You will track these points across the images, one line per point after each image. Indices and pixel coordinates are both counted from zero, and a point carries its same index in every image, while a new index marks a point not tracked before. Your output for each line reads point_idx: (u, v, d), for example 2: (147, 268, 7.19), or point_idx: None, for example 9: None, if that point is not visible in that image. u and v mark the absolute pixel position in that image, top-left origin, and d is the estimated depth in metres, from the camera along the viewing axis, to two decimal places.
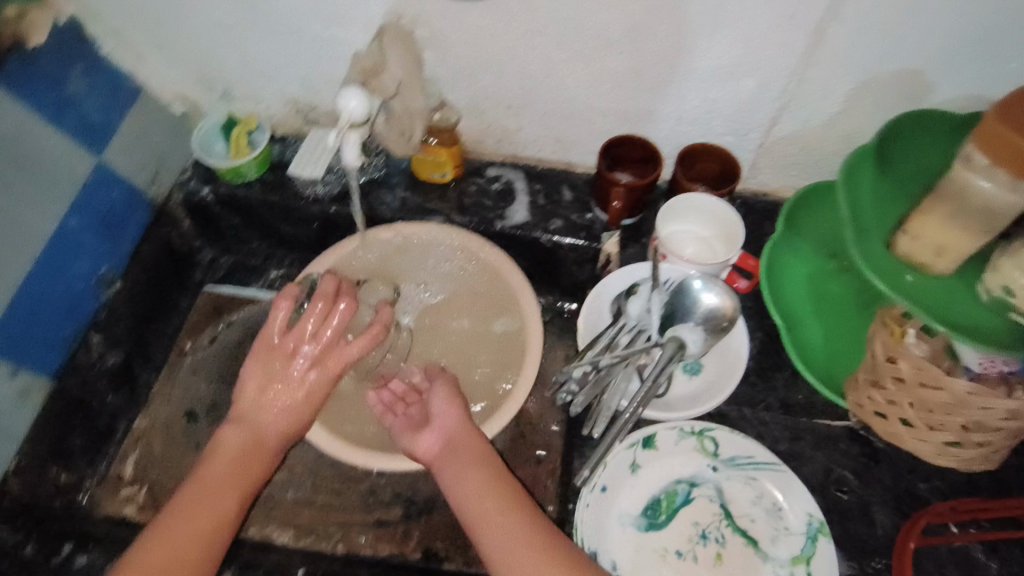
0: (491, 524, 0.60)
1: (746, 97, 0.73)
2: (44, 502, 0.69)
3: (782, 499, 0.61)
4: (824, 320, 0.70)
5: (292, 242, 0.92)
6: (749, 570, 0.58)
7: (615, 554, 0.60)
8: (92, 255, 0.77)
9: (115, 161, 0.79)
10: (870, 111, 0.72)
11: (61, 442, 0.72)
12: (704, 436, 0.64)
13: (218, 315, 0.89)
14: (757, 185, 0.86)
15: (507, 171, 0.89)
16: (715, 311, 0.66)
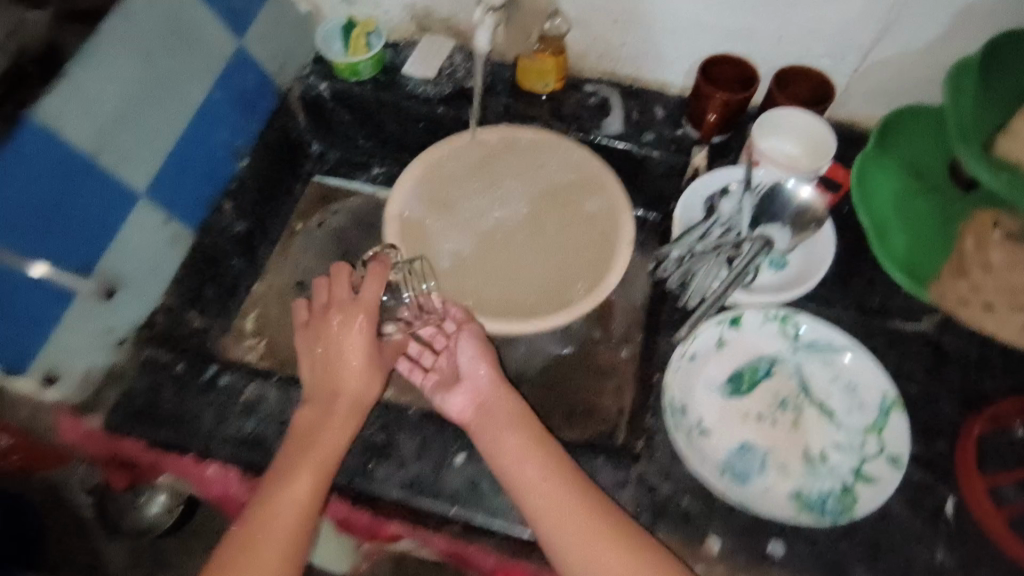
0: (556, 519, 0.59)
1: (850, 18, 0.77)
2: (182, 338, 0.78)
3: (858, 379, 0.66)
4: (908, 228, 0.72)
5: (396, 142, 0.99)
6: (823, 436, 0.64)
7: (701, 412, 0.66)
8: (229, 130, 0.84)
9: (252, 49, 0.85)
10: (969, 37, 0.75)
11: (197, 290, 0.81)
12: (787, 322, 0.69)
13: (327, 202, 0.98)
14: (845, 115, 0.90)
15: (603, 86, 0.94)
16: (807, 208, 0.71)
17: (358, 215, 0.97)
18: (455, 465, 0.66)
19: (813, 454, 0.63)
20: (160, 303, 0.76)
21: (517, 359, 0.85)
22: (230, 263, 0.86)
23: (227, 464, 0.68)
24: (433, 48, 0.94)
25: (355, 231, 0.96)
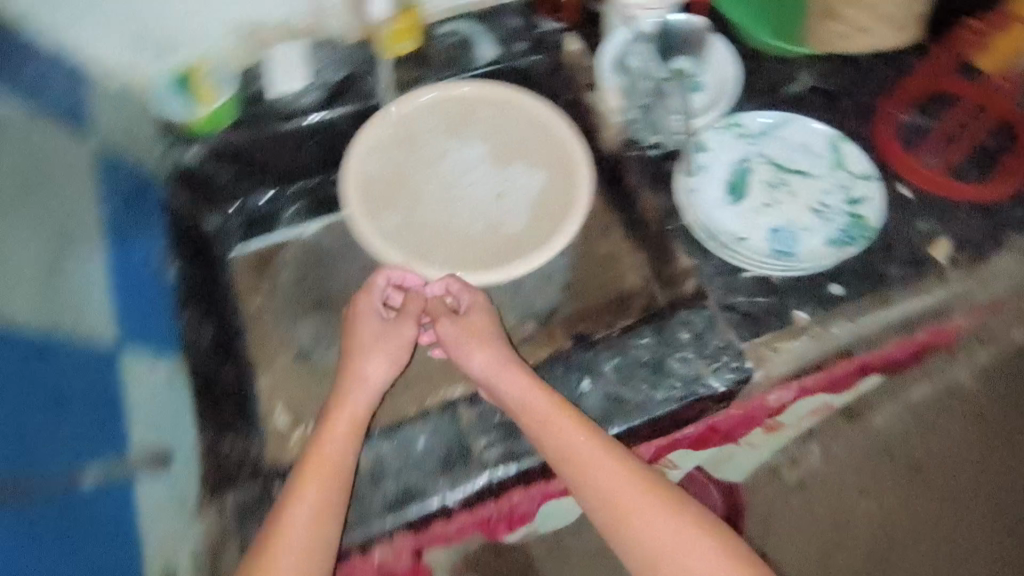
0: (342, 449, 0.71)
1: (747, 156, 0.91)
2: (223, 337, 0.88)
3: (827, 219, 0.86)
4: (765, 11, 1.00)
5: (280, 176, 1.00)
6: (825, 221, 0.85)
7: (741, 226, 0.86)
8: (145, 247, 0.83)
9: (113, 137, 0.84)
10: (794, 164, 0.90)
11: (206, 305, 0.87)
12: (818, 201, 0.87)
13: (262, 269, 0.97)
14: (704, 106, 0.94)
15: (456, 23, 1.04)
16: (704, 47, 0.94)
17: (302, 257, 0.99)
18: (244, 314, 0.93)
19: (816, 201, 0.87)
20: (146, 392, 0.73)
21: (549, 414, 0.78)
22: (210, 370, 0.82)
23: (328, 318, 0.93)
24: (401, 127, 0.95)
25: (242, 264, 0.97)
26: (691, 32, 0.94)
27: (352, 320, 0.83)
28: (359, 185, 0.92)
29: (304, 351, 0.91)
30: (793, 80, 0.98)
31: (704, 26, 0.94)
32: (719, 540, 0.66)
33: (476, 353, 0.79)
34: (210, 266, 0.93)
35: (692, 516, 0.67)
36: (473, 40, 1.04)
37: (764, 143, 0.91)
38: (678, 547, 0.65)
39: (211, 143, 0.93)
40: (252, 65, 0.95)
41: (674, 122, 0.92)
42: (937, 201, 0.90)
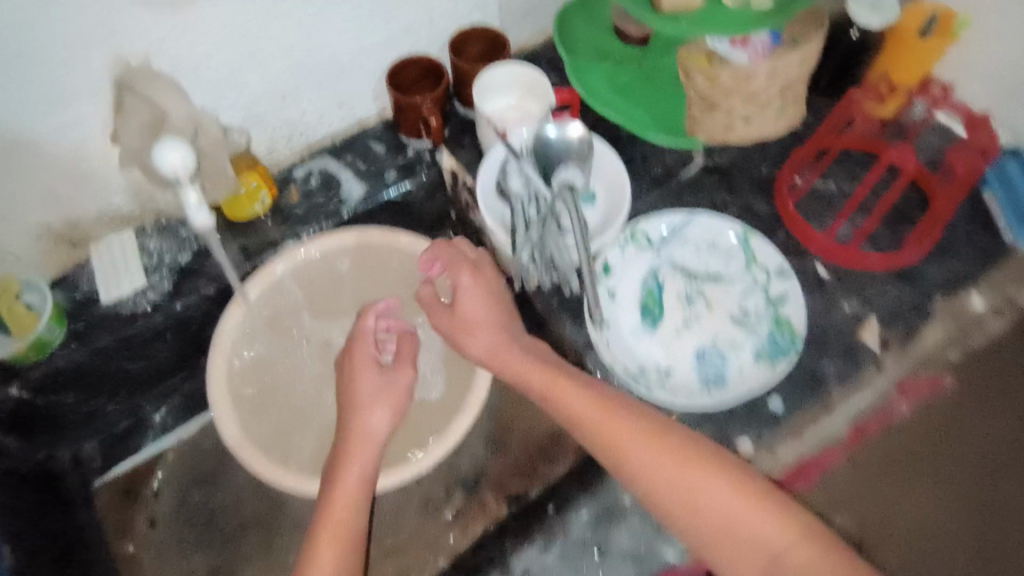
0: (352, 517, 0.69)
1: (655, 269, 0.83)
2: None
3: (750, 329, 0.79)
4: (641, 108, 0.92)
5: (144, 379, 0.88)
6: (747, 334, 0.79)
7: (660, 356, 0.78)
8: None
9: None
10: (706, 269, 0.83)
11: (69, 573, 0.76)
12: (736, 310, 0.80)
13: (135, 495, 0.86)
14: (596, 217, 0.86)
15: (312, 164, 0.94)
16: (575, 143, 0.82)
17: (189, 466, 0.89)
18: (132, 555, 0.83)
19: (735, 310, 0.80)
20: None
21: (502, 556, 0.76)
22: None
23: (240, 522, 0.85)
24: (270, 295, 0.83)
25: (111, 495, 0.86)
26: (571, 149, 0.83)
27: (350, 373, 0.76)
28: (230, 380, 0.78)
29: None
30: (683, 170, 0.93)
31: (584, 140, 0.82)
32: (785, 510, 0.57)
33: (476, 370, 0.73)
34: (68, 515, 0.81)
35: (777, 509, 0.58)
36: (336, 180, 0.94)
37: (670, 249, 0.84)
38: (756, 529, 0.57)
39: (39, 375, 0.80)
40: (72, 272, 0.83)
41: (569, 257, 0.81)
42: (853, 277, 0.84)
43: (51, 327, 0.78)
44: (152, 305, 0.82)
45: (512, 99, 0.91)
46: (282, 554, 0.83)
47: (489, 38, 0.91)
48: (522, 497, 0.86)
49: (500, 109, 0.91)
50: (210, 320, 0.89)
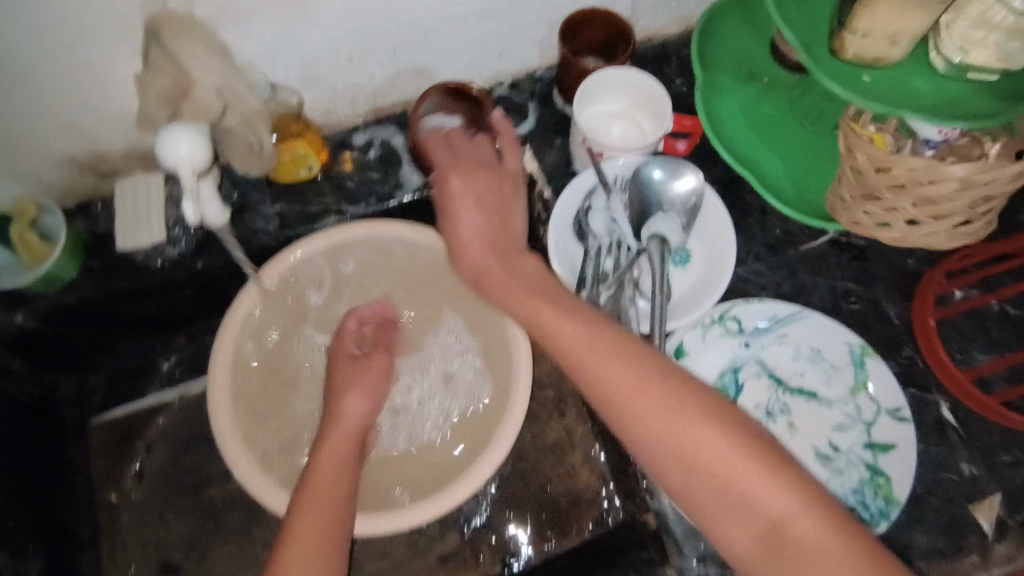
0: (341, 482, 0.63)
1: (733, 364, 0.69)
2: (71, 546, 0.76)
3: (837, 473, 0.65)
4: (774, 155, 0.74)
5: (159, 323, 0.83)
6: (828, 476, 0.65)
7: None
8: None
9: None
10: (801, 379, 0.68)
11: (44, 512, 0.74)
12: (823, 442, 0.66)
13: (129, 442, 0.83)
14: (685, 275, 0.72)
15: (375, 131, 0.82)
16: (688, 194, 0.69)
17: (185, 424, 0.84)
18: (112, 498, 0.80)
19: (823, 447, 0.66)
20: None
21: None
22: None
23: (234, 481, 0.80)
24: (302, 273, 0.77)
25: (107, 437, 0.83)
26: (675, 200, 0.70)
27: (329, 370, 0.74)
28: (234, 361, 0.74)
29: (172, 567, 0.78)
30: (807, 240, 0.77)
31: (695, 192, 0.69)
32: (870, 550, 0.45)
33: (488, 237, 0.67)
34: (57, 449, 0.79)
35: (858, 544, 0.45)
36: (398, 157, 0.81)
37: (759, 343, 0.70)
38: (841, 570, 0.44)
39: (47, 307, 0.74)
40: (97, 203, 0.77)
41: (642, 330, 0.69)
42: (987, 430, 0.67)
43: (64, 263, 0.73)
44: (170, 262, 0.76)
45: (621, 107, 0.78)
46: (258, 548, 0.78)
47: (607, 24, 0.75)
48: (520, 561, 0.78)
49: (601, 115, 0.78)
50: (233, 283, 0.82)
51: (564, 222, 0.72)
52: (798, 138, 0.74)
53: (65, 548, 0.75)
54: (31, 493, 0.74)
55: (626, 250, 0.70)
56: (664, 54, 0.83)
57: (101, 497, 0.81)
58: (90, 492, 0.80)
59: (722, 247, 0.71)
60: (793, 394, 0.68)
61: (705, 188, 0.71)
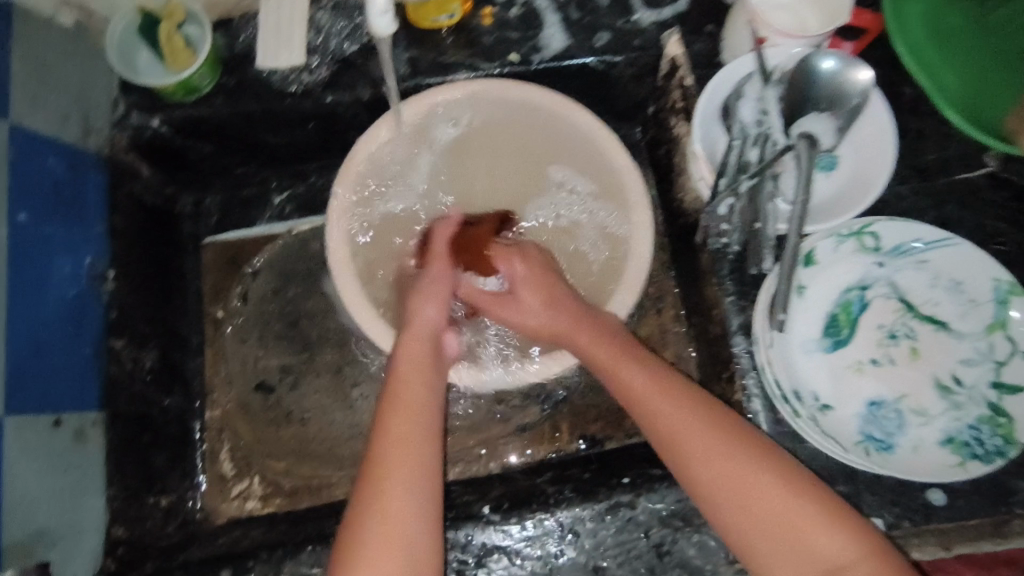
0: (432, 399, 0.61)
1: (863, 283, 0.66)
2: (182, 349, 0.80)
3: (954, 407, 0.62)
4: (952, 65, 0.67)
5: (278, 156, 0.84)
6: (942, 407, 0.62)
7: (818, 387, 0.64)
8: (74, 248, 0.68)
9: (25, 118, 0.64)
10: (934, 308, 0.65)
11: (161, 314, 0.78)
12: (944, 373, 0.63)
13: (237, 266, 0.86)
14: (830, 182, 0.68)
15: None
16: (855, 89, 0.63)
17: (289, 259, 0.87)
18: (218, 314, 0.84)
19: (945, 379, 0.63)
20: (80, 423, 0.65)
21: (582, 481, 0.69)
22: (158, 397, 0.74)
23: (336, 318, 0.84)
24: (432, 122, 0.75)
25: (218, 257, 0.86)
26: (843, 95, 0.63)
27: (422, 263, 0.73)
28: (355, 200, 0.71)
29: (266, 388, 0.82)
30: (964, 170, 0.71)
31: (862, 91, 0.63)
32: (849, 527, 0.51)
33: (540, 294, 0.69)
34: (173, 259, 0.82)
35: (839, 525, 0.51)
36: (540, 20, 0.78)
37: (896, 265, 0.65)
38: (821, 546, 0.50)
39: (181, 117, 0.74)
40: (235, 18, 0.76)
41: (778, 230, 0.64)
42: None
43: (204, 73, 0.72)
44: (303, 90, 0.75)
45: None
46: (348, 387, 0.82)
47: None
48: (595, 442, 0.80)
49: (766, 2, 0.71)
50: (355, 125, 0.81)
51: (711, 105, 0.69)
52: (991, 46, 0.66)
53: (174, 351, 0.78)
54: (148, 295, 0.76)
55: (773, 143, 0.65)
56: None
57: (208, 312, 0.84)
58: (198, 306, 0.84)
59: (880, 155, 0.65)
60: (920, 323, 0.65)
61: (874, 90, 0.65)
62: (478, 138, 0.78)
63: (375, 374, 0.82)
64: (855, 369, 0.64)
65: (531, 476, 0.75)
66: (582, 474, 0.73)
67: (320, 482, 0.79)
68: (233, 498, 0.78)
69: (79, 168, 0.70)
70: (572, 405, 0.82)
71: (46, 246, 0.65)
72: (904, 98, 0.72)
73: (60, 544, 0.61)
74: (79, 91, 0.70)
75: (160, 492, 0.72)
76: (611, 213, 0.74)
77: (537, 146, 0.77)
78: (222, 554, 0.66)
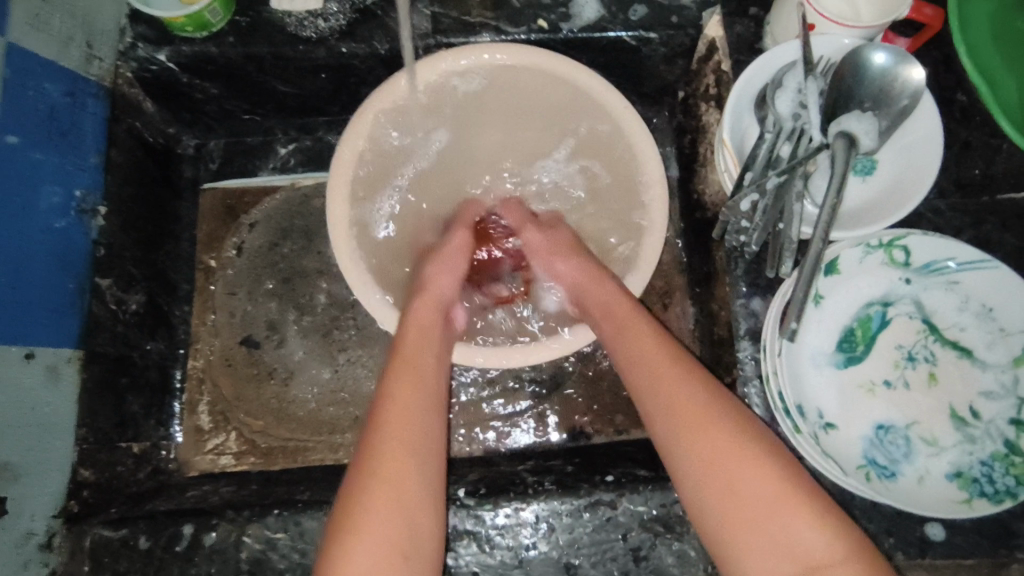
0: (432, 358, 0.60)
1: (886, 297, 0.61)
2: (169, 295, 0.78)
3: (967, 440, 0.58)
4: (1011, 72, 0.61)
5: (288, 107, 0.81)
6: (956, 439, 0.59)
7: (822, 403, 0.60)
8: (63, 178, 0.65)
9: (24, 36, 0.61)
10: (959, 334, 0.60)
11: (151, 256, 0.75)
12: (960, 403, 0.59)
13: (235, 215, 0.83)
14: (864, 188, 0.63)
15: None
16: (903, 89, 0.59)
17: (289, 214, 0.84)
18: (210, 263, 0.82)
19: (962, 410, 0.59)
20: (58, 360, 0.63)
21: (568, 475, 0.66)
22: (139, 342, 0.72)
23: (334, 281, 0.81)
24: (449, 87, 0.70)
25: (218, 204, 0.83)
26: (889, 95, 0.59)
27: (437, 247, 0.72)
28: (360, 156, 0.67)
29: (252, 343, 0.80)
30: (1009, 190, 0.66)
31: (912, 93, 0.59)
32: (817, 511, 0.47)
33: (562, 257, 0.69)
34: (169, 201, 0.79)
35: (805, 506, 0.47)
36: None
37: (922, 282, 0.61)
38: (788, 527, 0.47)
39: (189, 53, 0.70)
40: None
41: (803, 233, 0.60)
42: None
43: (215, 9, 0.67)
44: (317, 37, 0.71)
45: None
46: (336, 351, 0.79)
47: None
48: (585, 435, 0.77)
49: None
50: (369, 80, 0.78)
51: (746, 93, 0.64)
52: None
53: (162, 296, 0.76)
54: (140, 236, 0.74)
55: (807, 140, 0.60)
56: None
57: (200, 259, 0.82)
58: (192, 252, 0.81)
59: (920, 164, 0.61)
60: (942, 348, 0.61)
61: (925, 92, 0.60)
62: (494, 105, 0.73)
63: (367, 341, 0.80)
64: (866, 389, 0.60)
65: (513, 462, 0.72)
66: (566, 465, 0.70)
67: (296, 444, 0.77)
68: (208, 452, 0.76)
69: (76, 96, 0.67)
70: (565, 394, 0.79)
71: (35, 173, 0.62)
72: (954, 106, 0.68)
73: (23, 483, 0.59)
74: (83, 15, 0.67)
75: (133, 438, 0.71)
76: (630, 199, 0.70)
77: (557, 117, 0.73)
78: (189, 507, 0.64)
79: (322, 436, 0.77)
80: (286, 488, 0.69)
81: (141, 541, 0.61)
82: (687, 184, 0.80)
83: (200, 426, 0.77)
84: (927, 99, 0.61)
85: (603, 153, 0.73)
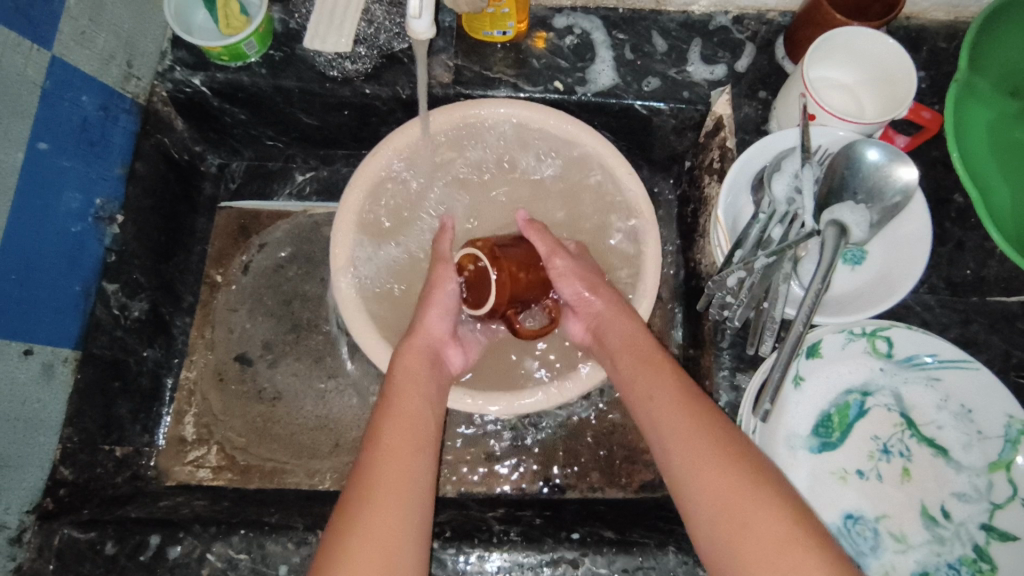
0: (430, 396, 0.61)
1: (865, 383, 0.62)
2: (173, 305, 0.80)
3: (936, 539, 0.58)
4: (1010, 181, 0.63)
5: (310, 138, 0.85)
6: (925, 538, 0.58)
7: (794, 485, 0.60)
8: (84, 186, 0.68)
9: (69, 53, 0.65)
10: (937, 433, 0.60)
11: (160, 265, 0.78)
12: (932, 502, 0.59)
13: (246, 235, 0.86)
14: (851, 279, 0.64)
15: (580, 19, 0.78)
16: (897, 185, 0.60)
17: (300, 239, 0.87)
18: (217, 279, 0.85)
19: (933, 509, 0.59)
20: (54, 359, 0.65)
21: (536, 529, 0.66)
22: (136, 347, 0.74)
23: (333, 308, 0.84)
24: (463, 136, 0.74)
25: (232, 222, 0.87)
26: (883, 190, 0.61)
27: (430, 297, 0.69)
28: (369, 194, 0.70)
29: (245, 360, 0.82)
30: (999, 293, 0.67)
31: (904, 190, 0.60)
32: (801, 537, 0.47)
33: (591, 286, 0.68)
34: (185, 215, 0.83)
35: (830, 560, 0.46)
36: (593, 53, 0.77)
37: (903, 374, 0.62)
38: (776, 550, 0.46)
39: (223, 80, 0.74)
40: None
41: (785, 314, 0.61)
42: None
43: (251, 43, 0.71)
44: (343, 77, 0.74)
45: (849, 80, 0.68)
46: (325, 377, 0.81)
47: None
48: (558, 489, 0.78)
49: (821, 79, 0.68)
50: (388, 121, 0.81)
51: (744, 174, 0.66)
52: None
53: (165, 305, 0.79)
54: (152, 246, 0.77)
55: (799, 226, 0.62)
56: (915, 40, 0.73)
57: (209, 273, 0.85)
58: (200, 267, 0.84)
59: (908, 263, 0.62)
60: (917, 444, 0.61)
61: (917, 190, 0.61)
62: (500, 157, 0.77)
63: (359, 370, 0.81)
64: (839, 475, 0.60)
65: (483, 508, 0.72)
66: (535, 517, 0.70)
67: (275, 466, 0.78)
68: (187, 464, 0.78)
69: (111, 111, 0.71)
70: (545, 445, 0.79)
71: (60, 179, 0.65)
72: (950, 207, 0.69)
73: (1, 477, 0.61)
74: (128, 37, 0.71)
75: (116, 442, 0.72)
76: (627, 261, 0.72)
77: (561, 173, 0.76)
78: (161, 517, 0.65)
79: (301, 461, 0.78)
80: (257, 509, 0.69)
81: (107, 546, 0.62)
82: (686, 251, 0.82)
83: (183, 437, 0.78)
84: (918, 199, 0.63)
85: (604, 213, 0.75)
